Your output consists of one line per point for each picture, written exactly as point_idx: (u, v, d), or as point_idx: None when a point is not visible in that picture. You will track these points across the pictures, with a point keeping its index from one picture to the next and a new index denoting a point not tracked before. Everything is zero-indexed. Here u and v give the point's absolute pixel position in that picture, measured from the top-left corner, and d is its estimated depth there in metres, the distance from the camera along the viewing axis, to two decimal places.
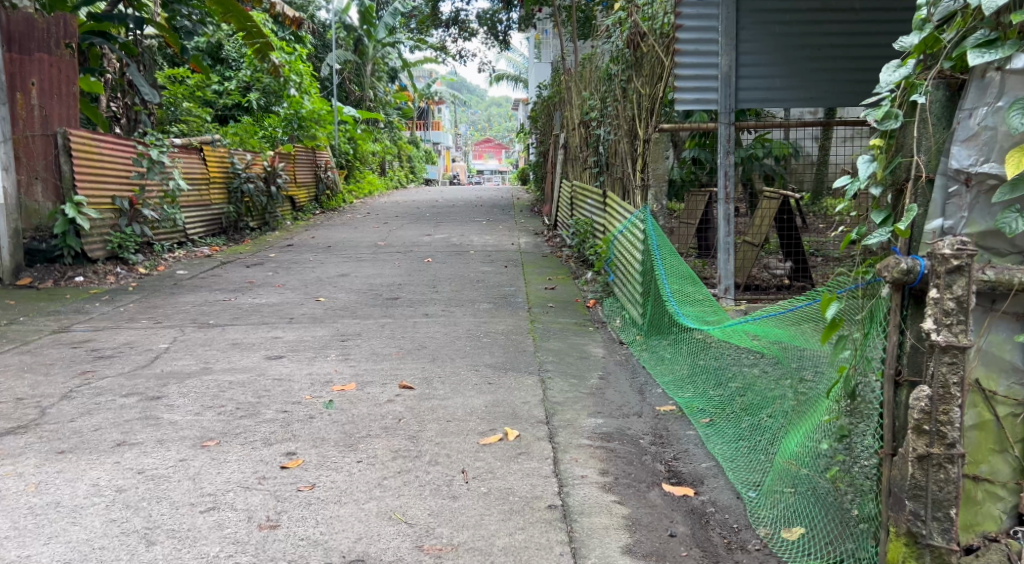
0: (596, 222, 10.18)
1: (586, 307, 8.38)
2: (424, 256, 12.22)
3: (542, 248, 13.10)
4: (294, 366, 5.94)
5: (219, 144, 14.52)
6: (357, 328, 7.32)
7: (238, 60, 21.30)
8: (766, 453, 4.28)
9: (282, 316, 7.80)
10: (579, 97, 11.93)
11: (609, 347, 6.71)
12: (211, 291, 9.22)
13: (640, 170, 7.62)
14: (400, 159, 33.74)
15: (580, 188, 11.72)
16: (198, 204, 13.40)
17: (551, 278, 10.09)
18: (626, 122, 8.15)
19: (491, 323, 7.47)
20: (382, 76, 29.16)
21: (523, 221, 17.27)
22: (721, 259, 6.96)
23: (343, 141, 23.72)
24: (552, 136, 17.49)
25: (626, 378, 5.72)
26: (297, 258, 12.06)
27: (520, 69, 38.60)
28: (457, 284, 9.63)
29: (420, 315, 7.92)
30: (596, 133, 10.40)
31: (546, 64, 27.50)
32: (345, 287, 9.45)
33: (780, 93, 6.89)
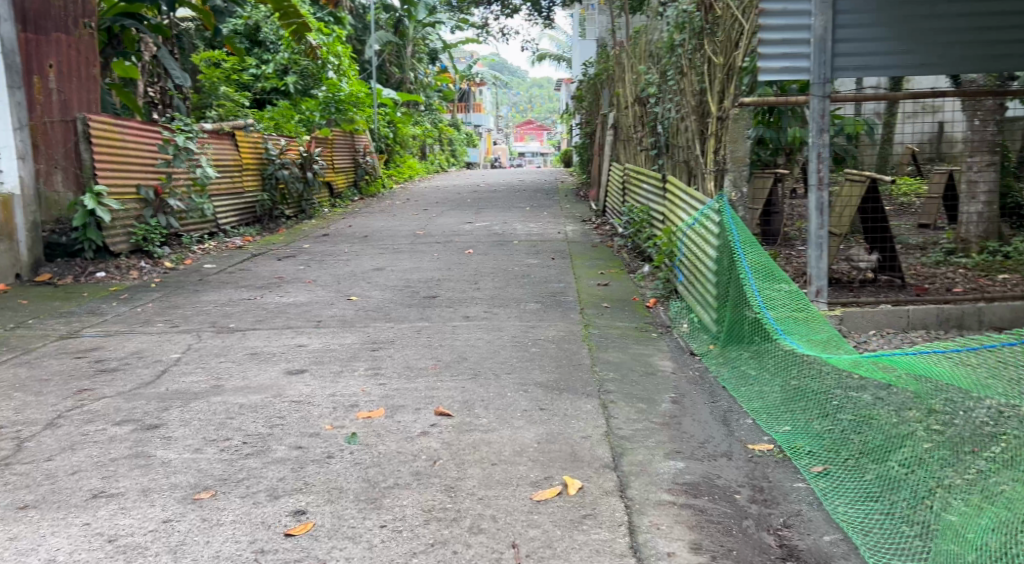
0: (654, 210, 9.30)
1: (646, 308, 7.54)
2: (466, 246, 11.41)
3: (591, 237, 12.21)
4: (318, 384, 5.11)
5: (253, 128, 13.79)
6: (393, 333, 6.54)
7: (276, 43, 20.25)
8: (910, 526, 3.58)
9: (309, 318, 7.04)
10: (635, 71, 10.98)
11: (678, 360, 5.91)
12: (236, 288, 8.50)
13: (713, 152, 6.80)
14: (439, 142, 32.88)
15: (634, 171, 10.81)
16: (230, 191, 12.69)
17: (604, 272, 9.23)
18: (694, 98, 7.29)
19: (542, 327, 6.67)
20: (422, 57, 28.29)
21: (569, 206, 16.42)
22: (813, 254, 6.17)
23: (383, 124, 22.92)
24: (599, 117, 16.61)
25: (705, 403, 4.93)
26: (332, 250, 11.32)
27: (562, 49, 37.55)
28: (501, 280, 8.81)
29: (462, 317, 7.11)
30: (654, 111, 9.49)
31: (590, 42, 26.52)
32: (381, 283, 8.68)
33: (886, 60, 6.19)
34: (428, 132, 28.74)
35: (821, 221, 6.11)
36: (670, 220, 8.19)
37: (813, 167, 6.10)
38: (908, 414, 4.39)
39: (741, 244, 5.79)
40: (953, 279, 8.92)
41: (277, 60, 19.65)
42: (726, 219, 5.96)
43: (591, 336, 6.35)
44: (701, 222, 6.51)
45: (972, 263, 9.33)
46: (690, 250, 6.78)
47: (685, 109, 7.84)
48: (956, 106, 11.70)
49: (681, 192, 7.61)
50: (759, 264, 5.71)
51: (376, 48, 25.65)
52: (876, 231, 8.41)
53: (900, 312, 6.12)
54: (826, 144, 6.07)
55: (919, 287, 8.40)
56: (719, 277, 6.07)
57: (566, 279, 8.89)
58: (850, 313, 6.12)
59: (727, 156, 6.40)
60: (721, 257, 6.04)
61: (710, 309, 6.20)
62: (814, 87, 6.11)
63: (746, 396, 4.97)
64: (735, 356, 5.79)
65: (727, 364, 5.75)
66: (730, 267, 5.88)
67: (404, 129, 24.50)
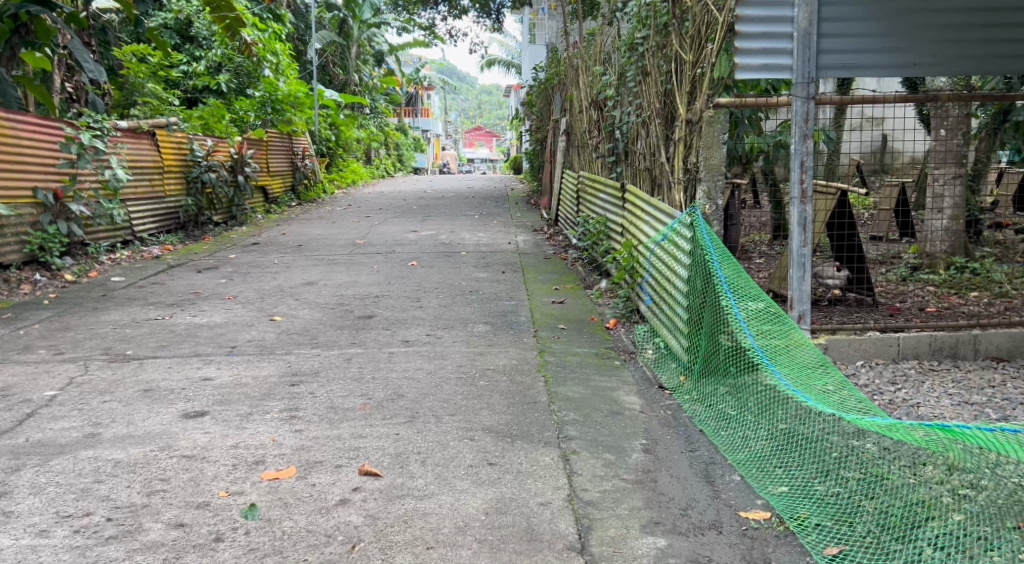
0: (611, 220, 8.52)
1: (605, 330, 6.74)
2: (408, 258, 10.54)
3: (543, 248, 11.42)
4: (217, 432, 4.25)
5: (176, 127, 12.82)
6: (316, 362, 5.66)
7: (209, 38, 19.26)
8: None
9: (222, 344, 6.13)
10: (589, 71, 10.20)
11: (643, 392, 5.11)
12: (144, 306, 7.56)
13: (681, 161, 5.97)
14: (386, 146, 31.92)
15: (589, 180, 10.06)
16: (148, 196, 11.73)
17: (557, 288, 8.44)
18: (658, 97, 6.50)
19: (488, 355, 5.84)
20: (367, 60, 27.34)
21: (519, 214, 15.63)
22: (795, 277, 5.37)
23: (324, 127, 21.92)
24: (550, 122, 15.83)
25: (682, 453, 4.07)
26: (260, 261, 10.38)
27: (512, 54, 36.79)
28: (445, 297, 7.97)
29: (397, 342, 6.24)
30: (611, 115, 8.70)
31: (541, 46, 25.85)
32: (309, 301, 7.79)
33: (875, 60, 5.44)
34: (373, 136, 27.78)
35: (804, 236, 5.31)
36: (630, 233, 7.44)
37: (796, 177, 5.29)
38: (924, 471, 3.63)
39: (718, 261, 4.97)
40: (921, 296, 8.24)
41: (209, 56, 18.71)
42: (701, 233, 5.15)
43: (546, 366, 5.54)
44: (670, 236, 5.69)
45: (940, 279, 8.67)
46: (658, 267, 5.95)
47: (646, 110, 7.04)
48: (917, 117, 11.15)
49: (643, 202, 6.82)
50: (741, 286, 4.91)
51: (318, 49, 24.65)
52: (844, 249, 7.69)
53: (891, 340, 5.37)
54: (811, 150, 5.28)
55: (892, 306, 7.74)
56: (692, 298, 5.26)
57: (516, 296, 8.07)
58: (834, 340, 5.37)
59: (699, 163, 5.57)
60: (695, 276, 5.22)
61: (682, 334, 5.38)
62: (797, 86, 5.31)
63: (727, 442, 4.18)
64: (712, 391, 4.97)
65: (703, 399, 4.92)
66: (707, 288, 5.06)
67: (348, 132, 23.53)
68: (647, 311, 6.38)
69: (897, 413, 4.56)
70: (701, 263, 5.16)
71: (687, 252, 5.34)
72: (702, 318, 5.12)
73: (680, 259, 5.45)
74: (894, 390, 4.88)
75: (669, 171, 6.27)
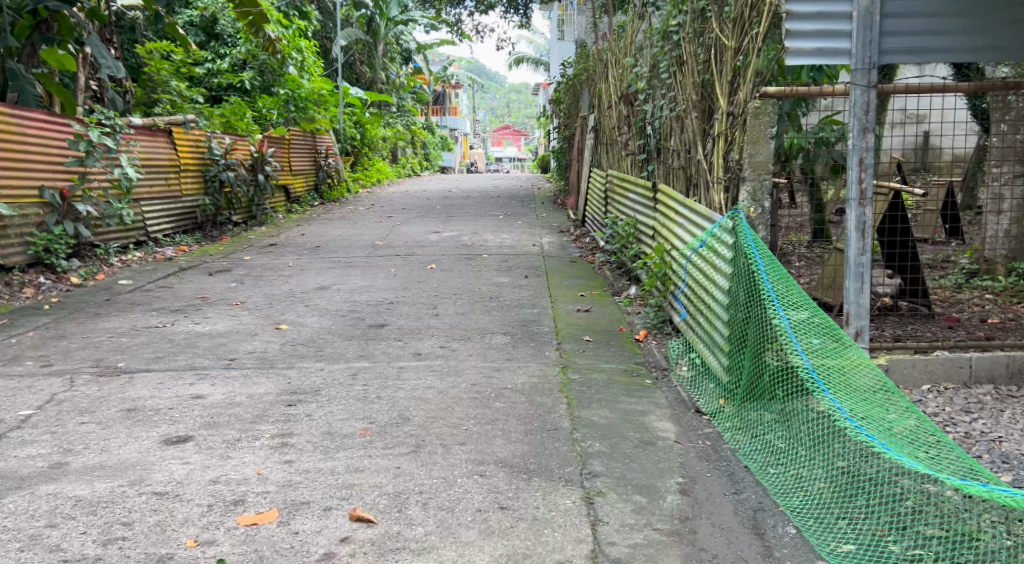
0: (642, 223, 8.02)
1: (634, 342, 6.23)
2: (428, 260, 10.07)
3: (571, 251, 10.89)
4: (200, 459, 3.81)
5: (194, 124, 12.41)
6: (319, 378, 5.18)
7: (234, 36, 18.89)
8: None
9: (221, 356, 5.68)
10: (619, 65, 9.66)
11: (676, 414, 4.63)
12: (145, 313, 7.13)
13: (719, 156, 5.46)
14: (412, 145, 31.44)
15: (619, 180, 9.54)
16: (163, 195, 11.35)
17: (584, 294, 7.96)
18: (694, 89, 5.96)
19: (507, 371, 5.34)
20: (394, 57, 26.86)
21: (546, 215, 15.14)
22: (850, 286, 4.89)
23: (349, 125, 21.50)
24: (578, 119, 15.36)
25: (724, 496, 3.73)
26: (273, 264, 9.95)
27: (540, 53, 36.23)
28: (465, 303, 7.50)
29: (410, 355, 5.75)
30: (644, 109, 8.17)
31: (569, 43, 25.32)
32: (320, 308, 7.33)
33: (943, 43, 4.91)
34: (400, 135, 27.30)
35: (861, 243, 4.83)
36: (663, 237, 6.92)
37: (854, 176, 4.80)
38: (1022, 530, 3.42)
39: (766, 272, 4.46)
40: (980, 306, 7.65)
41: (234, 53, 18.26)
42: (744, 239, 4.63)
43: (569, 385, 5.03)
44: (707, 244, 5.16)
45: (1000, 287, 8.08)
46: (694, 277, 5.43)
47: (682, 105, 6.49)
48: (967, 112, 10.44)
49: (677, 204, 6.30)
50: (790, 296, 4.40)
51: (344, 46, 24.22)
52: (895, 253, 7.11)
53: (962, 362, 4.99)
54: (871, 147, 4.78)
55: (949, 317, 7.17)
56: (733, 311, 4.74)
57: (540, 303, 7.56)
58: (897, 360, 5.00)
59: (743, 159, 5.06)
60: (737, 286, 4.71)
61: (721, 352, 4.86)
62: (856, 73, 4.80)
63: (777, 483, 3.84)
64: (756, 415, 4.46)
65: (746, 426, 4.42)
66: (751, 300, 4.55)
67: (373, 130, 23.06)
68: (681, 323, 5.86)
69: (975, 449, 4.27)
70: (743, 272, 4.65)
71: (728, 260, 4.83)
72: (745, 334, 4.61)
73: (720, 268, 4.93)
74: (970, 421, 4.55)
75: (706, 169, 5.72)
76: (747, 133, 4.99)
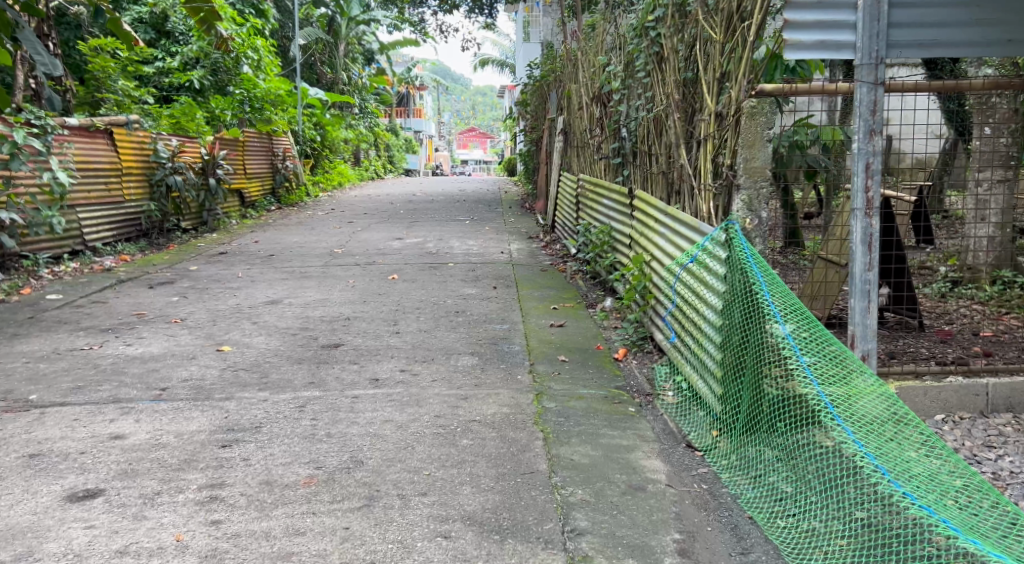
0: (617, 232, 7.49)
1: (614, 362, 5.67)
2: (389, 269, 9.47)
3: (540, 259, 10.32)
4: (106, 522, 3.27)
5: (138, 125, 11.74)
6: (260, 411, 4.59)
7: (186, 34, 18.23)
8: None
9: (151, 386, 5.09)
10: (591, 62, 9.10)
11: (664, 447, 4.07)
12: (73, 334, 6.51)
13: (705, 159, 4.90)
14: (376, 147, 30.73)
15: (591, 185, 8.99)
16: (101, 201, 10.70)
17: (555, 307, 7.42)
18: (676, 85, 5.39)
19: (473, 400, 4.77)
20: (356, 58, 26.15)
21: (513, 220, 14.53)
22: (855, 305, 4.36)
23: (309, 127, 20.80)
24: (545, 120, 14.79)
25: (727, 557, 3.26)
26: (222, 276, 9.32)
27: (506, 55, 35.58)
28: (427, 319, 6.93)
29: (365, 381, 5.17)
30: (617, 110, 7.62)
31: (535, 44, 24.70)
32: (267, 327, 6.73)
33: (953, 34, 4.38)
34: (363, 137, 26.61)
35: (868, 258, 4.30)
36: (641, 247, 6.37)
37: (861, 184, 4.28)
38: None
39: (766, 287, 3.90)
40: (971, 316, 7.13)
41: (185, 52, 17.58)
42: (741, 251, 4.07)
43: (544, 416, 4.45)
44: (695, 256, 4.60)
45: (987, 296, 7.52)
46: (681, 293, 4.85)
47: (661, 104, 5.93)
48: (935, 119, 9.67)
49: (658, 212, 5.75)
50: (795, 315, 3.84)
51: (303, 45, 23.47)
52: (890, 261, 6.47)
53: (977, 389, 4.51)
54: (878, 150, 4.26)
55: (941, 328, 6.47)
56: (728, 331, 4.17)
57: (508, 318, 6.99)
58: (906, 387, 4.49)
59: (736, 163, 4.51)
60: (731, 302, 4.15)
61: (712, 377, 4.29)
62: (861, 68, 4.26)
63: (790, 541, 3.33)
64: (755, 452, 3.88)
65: (745, 465, 3.84)
66: (750, 319, 3.99)
67: (334, 132, 22.36)
68: (666, 343, 5.31)
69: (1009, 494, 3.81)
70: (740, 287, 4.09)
71: (720, 274, 4.26)
72: (743, 357, 4.04)
73: (711, 283, 4.37)
74: (997, 458, 4.10)
75: (691, 174, 5.16)
76: (740, 137, 4.45)
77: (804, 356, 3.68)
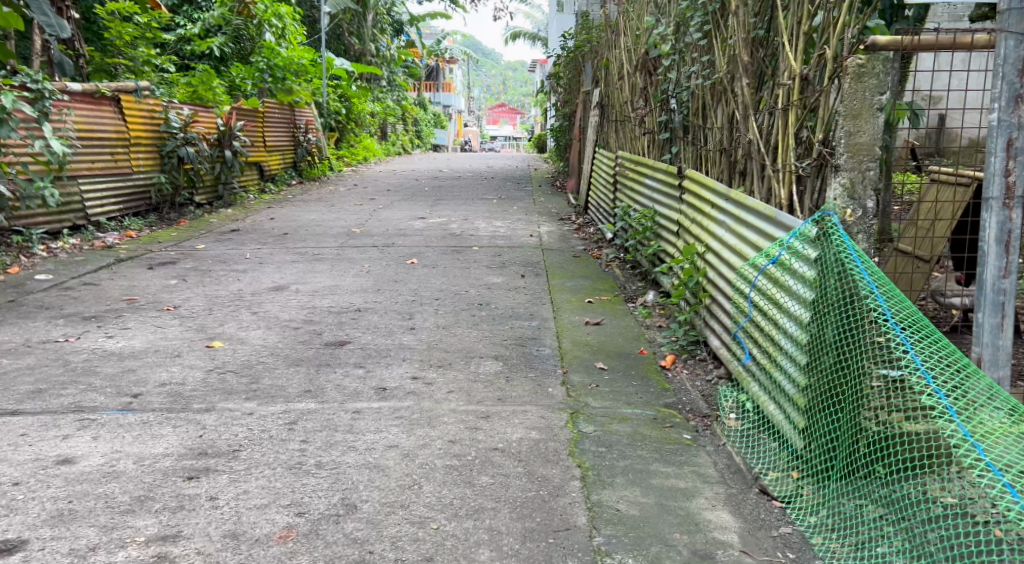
0: (665, 217, 6.71)
1: (660, 371, 4.92)
2: (409, 253, 8.70)
3: (572, 243, 9.53)
4: None
5: (148, 92, 11.04)
6: (242, 429, 3.87)
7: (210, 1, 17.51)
8: None
9: (122, 391, 4.37)
10: (637, 29, 8.23)
11: (732, 492, 3.32)
12: (51, 322, 5.80)
13: (789, 130, 4.06)
14: (404, 122, 29.95)
15: (632, 164, 8.19)
16: (106, 172, 10.02)
17: (591, 300, 6.66)
18: (744, 45, 4.59)
19: (495, 419, 4.03)
20: (385, 29, 25.28)
21: (543, 199, 13.72)
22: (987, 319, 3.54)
23: (334, 98, 20.00)
24: (580, 94, 13.94)
25: None
26: (227, 256, 8.60)
27: (539, 29, 34.56)
28: (447, 312, 6.18)
29: (370, 391, 4.42)
30: (668, 81, 6.82)
31: (569, 16, 23.74)
32: (267, 319, 6.00)
33: None
34: (389, 111, 25.79)
35: (1005, 262, 3.48)
36: (694, 237, 5.58)
37: (999, 166, 3.45)
38: None
39: (883, 299, 3.09)
40: None
41: (207, 19, 16.84)
42: (846, 251, 3.25)
43: (580, 445, 3.68)
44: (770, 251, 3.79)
45: None
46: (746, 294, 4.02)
47: (724, 69, 5.12)
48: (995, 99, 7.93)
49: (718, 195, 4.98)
50: (918, 333, 3.06)
51: (330, 15, 22.62)
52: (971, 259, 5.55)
53: None
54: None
55: None
56: (817, 348, 3.38)
57: (537, 313, 6.23)
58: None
59: (834, 136, 3.69)
60: (826, 315, 3.33)
61: (791, 404, 3.50)
62: (1009, 15, 3.39)
63: None
64: (852, 507, 3.11)
65: (845, 526, 3.05)
66: (855, 336, 3.19)
67: (360, 105, 21.55)
68: (724, 352, 4.54)
69: None
70: (839, 295, 3.29)
71: (808, 276, 3.46)
72: (840, 383, 3.25)
73: (795, 287, 3.56)
74: None
75: (764, 150, 4.33)
76: (841, 106, 3.62)
77: (937, 390, 2.89)
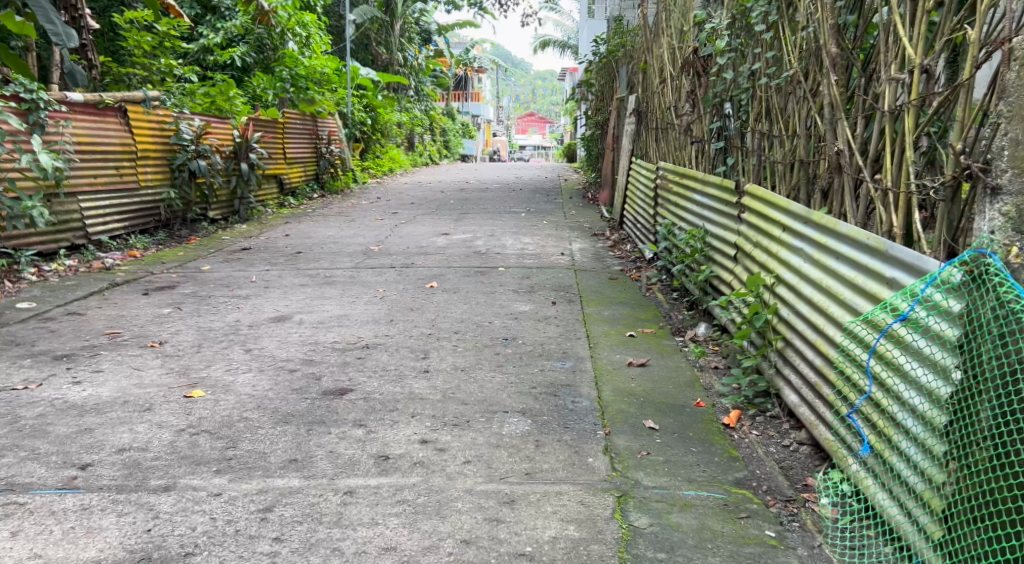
0: (717, 240, 5.95)
1: (724, 431, 4.10)
2: (430, 275, 7.90)
3: (608, 263, 8.69)
4: None
5: (157, 102, 10.31)
6: (202, 520, 3.15)
7: (233, 9, 16.81)
8: None
9: (70, 462, 3.56)
10: (683, 27, 7.39)
11: None
12: (13, 364, 5.02)
13: (910, 138, 3.26)
14: (431, 132, 29.21)
15: (675, 178, 7.40)
16: (109, 187, 9.30)
17: (634, 332, 5.88)
18: (831, 34, 3.82)
19: (523, 505, 3.28)
20: (414, 38, 24.46)
21: (575, 212, 12.91)
22: None
23: (360, 108, 19.23)
24: (614, 101, 13.10)
25: None
26: (232, 280, 7.82)
27: (570, 36, 33.69)
28: (470, 349, 5.36)
29: (368, 461, 3.61)
30: (723, 86, 6.02)
31: (601, 21, 22.89)
32: (262, 358, 5.19)
33: None
34: (416, 120, 25.01)
35: None
36: (760, 266, 4.78)
37: None
38: None
39: None
40: None
41: (228, 27, 16.15)
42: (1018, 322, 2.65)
43: (632, 549, 3.05)
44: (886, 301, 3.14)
45: None
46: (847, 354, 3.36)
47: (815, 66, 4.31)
48: None
49: (796, 220, 4.24)
50: None
51: (356, 24, 21.88)
52: None
53: None
54: None
55: None
56: (969, 443, 2.77)
57: (571, 351, 5.38)
58: None
59: (991, 143, 2.92)
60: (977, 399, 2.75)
61: (917, 503, 2.92)
62: None
63: None
64: None
65: None
66: None
67: (387, 115, 20.81)
68: (807, 412, 3.85)
69: None
70: (1005, 381, 2.67)
71: (956, 350, 2.81)
72: (1003, 497, 2.67)
73: (927, 355, 2.94)
74: None
75: (864, 159, 3.58)
76: (1004, 104, 2.84)
77: None
